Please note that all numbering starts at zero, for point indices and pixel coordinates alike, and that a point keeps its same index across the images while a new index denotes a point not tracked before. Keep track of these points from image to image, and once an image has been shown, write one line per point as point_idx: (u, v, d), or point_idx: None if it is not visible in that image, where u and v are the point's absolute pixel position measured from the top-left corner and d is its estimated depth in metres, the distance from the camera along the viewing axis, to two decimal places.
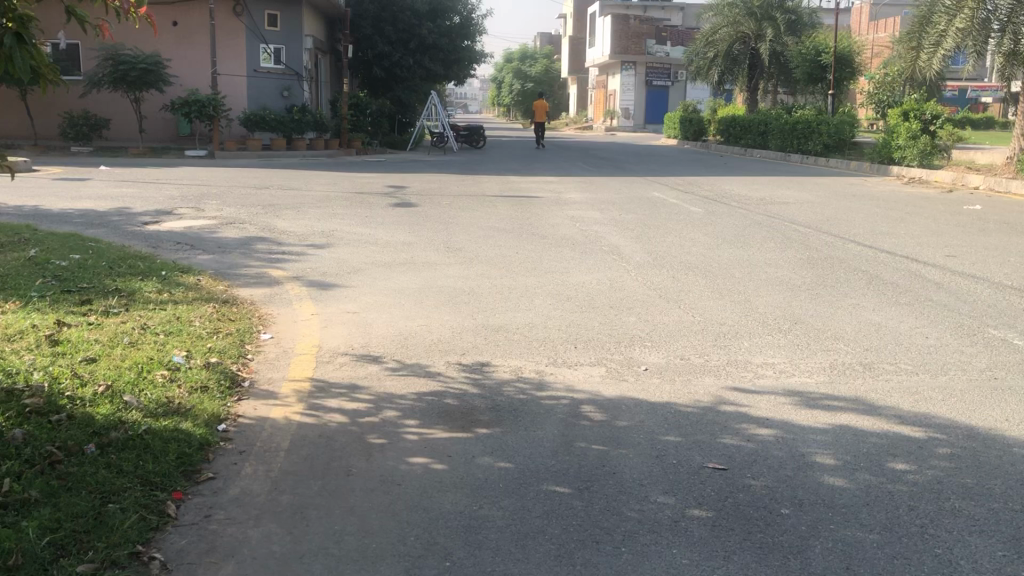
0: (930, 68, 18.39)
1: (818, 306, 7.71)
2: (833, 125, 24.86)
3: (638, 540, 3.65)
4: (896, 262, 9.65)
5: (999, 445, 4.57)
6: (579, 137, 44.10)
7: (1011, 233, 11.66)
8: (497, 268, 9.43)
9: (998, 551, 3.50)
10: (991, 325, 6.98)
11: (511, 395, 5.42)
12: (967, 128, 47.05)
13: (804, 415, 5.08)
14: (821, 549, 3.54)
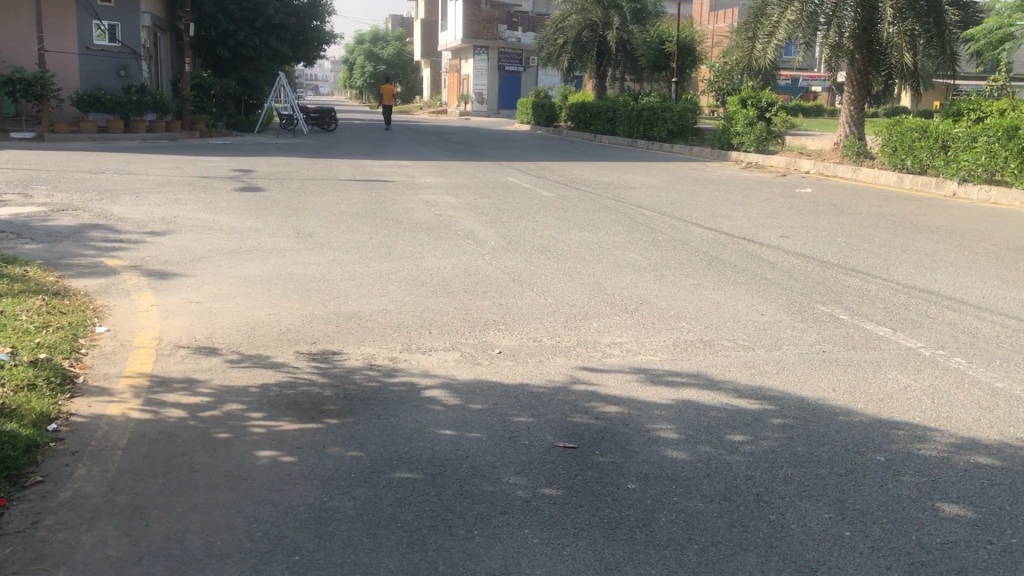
0: (765, 57, 19.32)
1: (663, 286, 7.98)
2: (677, 112, 25.75)
3: (490, 522, 3.68)
4: (734, 243, 10.14)
5: (828, 414, 4.86)
6: (433, 121, 43.89)
7: (839, 215, 12.44)
8: (348, 254, 9.28)
9: (825, 513, 3.73)
10: (820, 301, 7.43)
11: (362, 383, 5.35)
12: (798, 115, 49.90)
13: (649, 391, 5.26)
14: (665, 521, 3.68)
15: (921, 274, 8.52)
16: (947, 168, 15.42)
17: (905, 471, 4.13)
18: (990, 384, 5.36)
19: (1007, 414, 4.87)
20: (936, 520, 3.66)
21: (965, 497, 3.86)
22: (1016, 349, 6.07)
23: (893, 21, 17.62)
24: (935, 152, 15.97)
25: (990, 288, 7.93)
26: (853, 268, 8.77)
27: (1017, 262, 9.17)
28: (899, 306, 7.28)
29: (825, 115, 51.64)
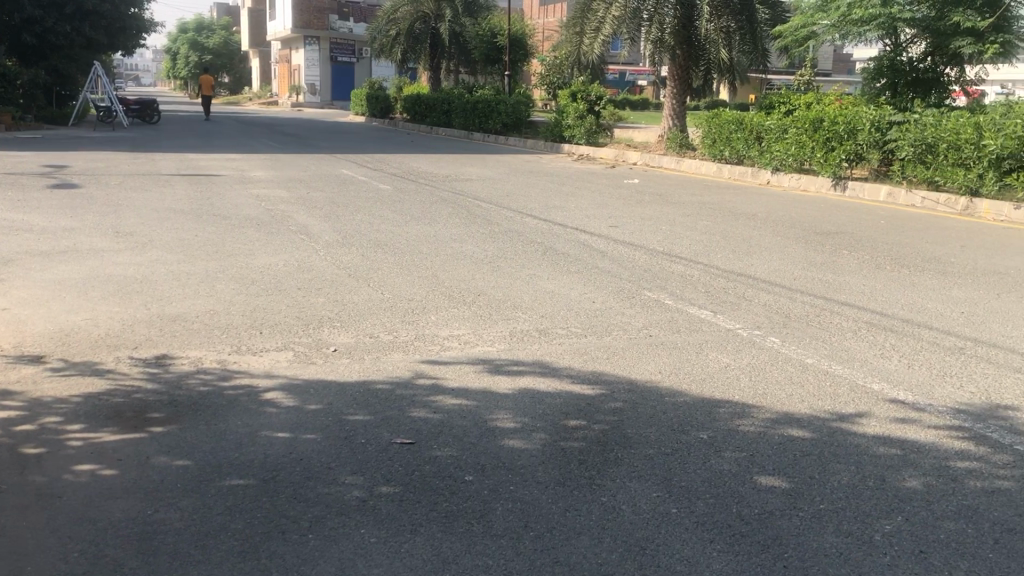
0: (592, 52, 19.67)
1: (499, 278, 8.05)
2: (511, 105, 26.07)
3: (326, 524, 3.61)
4: (566, 233, 10.40)
5: (657, 395, 5.06)
6: (263, 113, 42.53)
7: (665, 204, 12.98)
8: (172, 253, 8.84)
9: (654, 492, 3.89)
10: (647, 288, 7.72)
11: (192, 388, 5.13)
12: (625, 108, 51.68)
13: (487, 382, 5.31)
14: (502, 510, 3.73)
15: (739, 259, 9.00)
16: (762, 158, 16.41)
17: (726, 447, 4.36)
18: (801, 360, 5.73)
19: (816, 387, 5.23)
20: (754, 492, 3.89)
21: (779, 469, 4.11)
22: (823, 327, 6.53)
23: (710, 18, 18.61)
24: (751, 143, 16.92)
25: (800, 271, 8.49)
26: (677, 255, 9.17)
27: (824, 245, 9.86)
28: (720, 290, 7.66)
29: (651, 108, 53.77)
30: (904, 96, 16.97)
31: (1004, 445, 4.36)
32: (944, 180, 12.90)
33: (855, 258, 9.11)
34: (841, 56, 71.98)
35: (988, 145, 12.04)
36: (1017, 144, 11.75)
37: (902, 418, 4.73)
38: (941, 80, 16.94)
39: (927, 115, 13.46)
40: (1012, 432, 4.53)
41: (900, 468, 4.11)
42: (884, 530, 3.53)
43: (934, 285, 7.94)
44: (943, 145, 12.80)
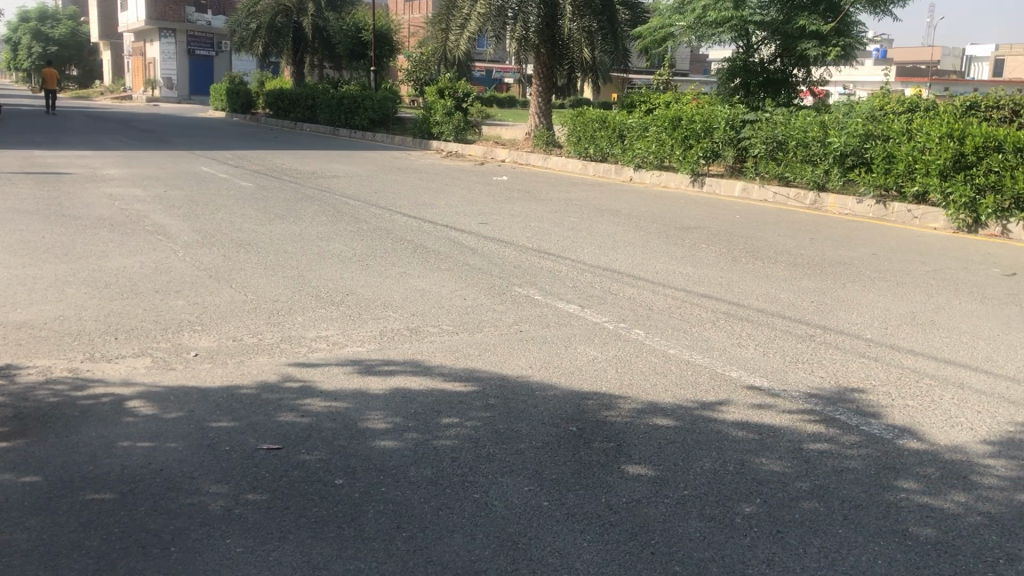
0: (458, 49, 19.61)
1: (368, 277, 7.95)
2: (377, 101, 25.78)
3: (189, 536, 3.48)
4: (435, 230, 10.38)
5: (527, 390, 5.12)
6: (115, 108, 40.55)
7: (532, 201, 13.14)
8: (16, 256, 8.31)
9: (526, 486, 3.93)
10: (516, 284, 7.79)
11: (40, 400, 4.83)
12: (492, 105, 52.03)
13: (357, 383, 5.23)
14: (374, 512, 3.68)
15: (604, 254, 9.21)
16: (625, 155, 16.83)
17: (595, 439, 4.45)
18: (665, 351, 5.91)
19: (678, 376, 5.42)
20: (622, 481, 3.98)
21: (645, 458, 4.23)
22: (684, 318, 6.77)
23: (573, 18, 18.97)
24: (614, 141, 17.33)
25: (663, 264, 8.75)
26: (546, 251, 9.30)
27: (685, 239, 10.20)
28: (587, 285, 7.80)
29: (518, 105, 54.38)
30: (756, 96, 17.75)
31: (852, 427, 4.62)
32: (794, 176, 13.56)
33: (713, 252, 9.46)
34: (698, 58, 74.73)
35: (833, 142, 12.71)
36: (858, 141, 12.46)
37: (758, 404, 4.95)
38: (789, 81, 17.85)
39: (777, 114, 14.11)
40: (859, 413, 4.81)
41: (758, 452, 4.30)
42: (744, 513, 3.68)
43: (786, 276, 8.34)
44: (792, 142, 13.45)
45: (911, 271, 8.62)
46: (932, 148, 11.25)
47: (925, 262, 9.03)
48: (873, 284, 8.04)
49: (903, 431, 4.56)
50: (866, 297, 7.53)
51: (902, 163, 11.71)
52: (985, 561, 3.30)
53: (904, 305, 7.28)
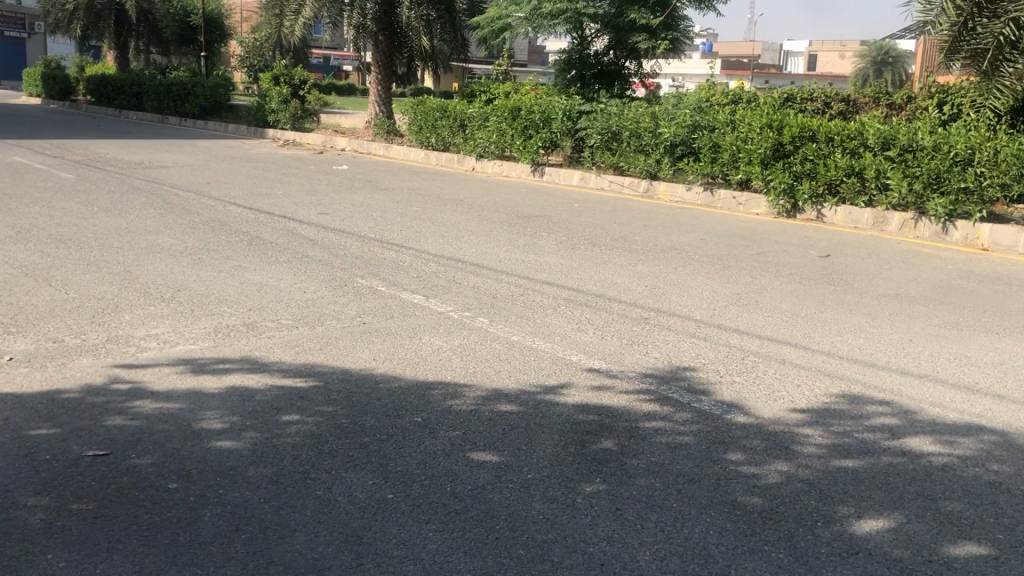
0: (293, 35, 19.01)
1: (202, 271, 7.63)
2: (209, 87, 24.73)
3: (5, 555, 3.23)
4: (273, 221, 10.08)
5: (370, 383, 5.06)
6: None
7: (374, 190, 12.99)
8: None
9: (370, 480, 3.89)
10: (359, 275, 7.68)
11: None
12: (331, 94, 51.09)
13: (191, 382, 5.02)
14: (211, 516, 3.55)
15: (447, 243, 9.22)
16: (466, 144, 16.90)
17: (440, 428, 4.45)
18: (508, 338, 5.98)
19: (521, 362, 5.50)
20: (467, 469, 4.01)
21: (489, 444, 4.27)
22: (526, 305, 6.87)
23: (411, 6, 18.84)
24: (456, 131, 17.38)
25: (505, 253, 8.85)
26: (389, 241, 9.21)
27: (526, 228, 10.35)
28: (431, 275, 7.79)
29: (358, 94, 53.69)
30: (591, 87, 18.17)
31: (684, 404, 4.83)
32: (628, 165, 14.01)
33: (553, 239, 9.65)
34: (536, 49, 75.91)
35: (664, 133, 13.21)
36: (687, 131, 13.00)
37: (597, 386, 5.10)
38: (621, 74, 18.30)
39: (611, 105, 14.57)
40: (690, 391, 5.04)
41: (597, 433, 4.43)
42: (585, 493, 3.79)
43: (623, 262, 8.62)
44: (626, 132, 13.90)
45: (737, 255, 9.08)
46: (754, 138, 11.87)
47: (750, 246, 9.55)
48: (703, 268, 8.43)
49: (730, 406, 4.81)
50: (696, 280, 7.88)
51: (727, 153, 12.30)
52: (805, 524, 3.53)
53: (731, 287, 7.67)
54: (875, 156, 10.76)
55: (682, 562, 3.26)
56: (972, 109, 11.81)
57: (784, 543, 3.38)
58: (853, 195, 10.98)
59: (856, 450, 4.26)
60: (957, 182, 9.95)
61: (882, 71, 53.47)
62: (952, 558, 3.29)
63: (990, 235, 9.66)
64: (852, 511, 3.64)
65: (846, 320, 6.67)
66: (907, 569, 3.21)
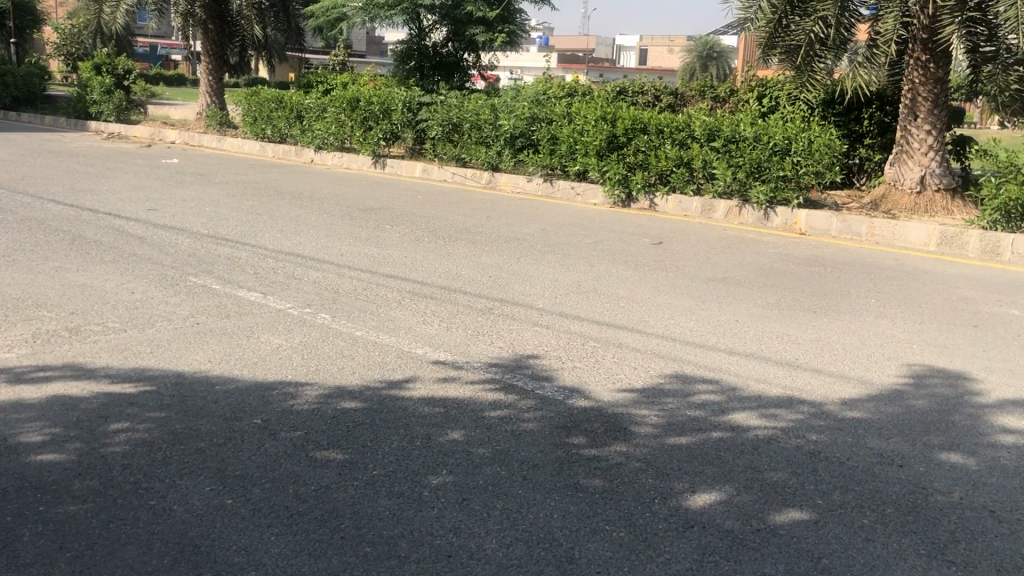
0: (116, 22, 18.03)
1: (16, 274, 7.09)
2: (20, 77, 22.97)
3: None
4: (96, 219, 9.49)
5: (205, 386, 4.86)
6: None
7: (207, 184, 12.47)
8: None
9: (207, 486, 3.74)
10: (191, 273, 7.35)
11: None
12: (158, 85, 48.74)
13: (6, 393, 4.67)
14: (32, 535, 3.32)
15: (286, 238, 8.98)
16: (304, 137, 16.49)
17: (281, 429, 4.34)
18: (350, 333, 5.89)
19: (365, 358, 5.43)
20: (310, 468, 3.92)
21: (333, 442, 4.20)
22: (370, 299, 6.79)
23: None
24: (292, 122, 16.93)
25: (346, 247, 8.70)
26: (224, 237, 8.87)
27: (368, 220, 10.22)
28: (269, 271, 7.57)
29: (188, 84, 51.42)
30: (430, 79, 18.12)
31: (528, 391, 4.92)
32: (469, 157, 14.05)
33: (396, 232, 9.57)
34: (374, 39, 74.97)
35: (503, 124, 13.34)
36: (526, 124, 13.20)
37: (442, 378, 5.11)
38: (460, 65, 18.39)
39: (451, 97, 14.61)
40: (533, 378, 5.13)
41: (442, 425, 4.43)
42: (431, 485, 3.78)
43: (465, 253, 8.65)
44: (466, 124, 13.95)
45: (576, 244, 9.29)
46: (590, 130, 12.18)
47: (589, 235, 9.79)
48: (544, 258, 8.57)
49: (572, 391, 4.92)
50: (538, 269, 8.01)
51: (564, 145, 12.55)
52: (643, 501, 3.67)
53: (571, 275, 7.84)
54: (702, 147, 11.25)
55: (528, 547, 3.31)
56: (788, 102, 12.56)
57: (625, 522, 3.50)
58: (683, 184, 11.45)
59: (689, 427, 4.46)
60: (776, 170, 10.56)
61: (707, 64, 56.13)
62: (777, 525, 3.50)
63: (806, 221, 10.32)
64: (687, 486, 3.81)
65: (679, 304, 6.96)
66: (738, 539, 3.39)
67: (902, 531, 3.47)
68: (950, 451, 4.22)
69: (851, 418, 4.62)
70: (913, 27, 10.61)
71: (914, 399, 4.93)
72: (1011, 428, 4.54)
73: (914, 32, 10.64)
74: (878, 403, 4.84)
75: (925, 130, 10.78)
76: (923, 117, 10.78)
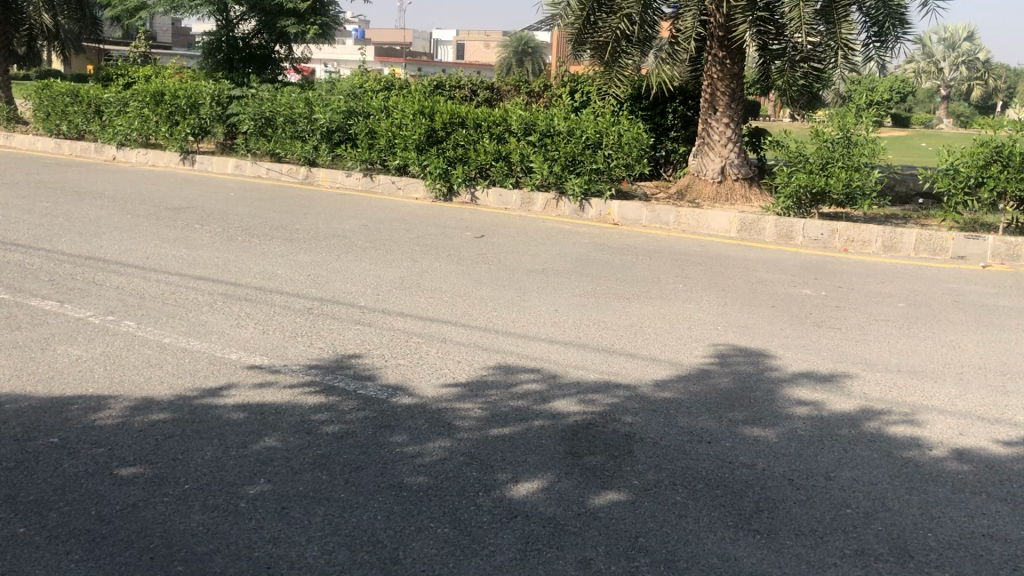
0: None
1: None
2: None
3: None
4: None
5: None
6: None
7: None
8: None
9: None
10: None
11: None
12: None
13: None
14: None
15: (87, 241, 8.40)
16: (104, 132, 15.49)
17: (81, 447, 4.04)
18: (158, 341, 5.58)
19: (175, 366, 5.15)
20: (114, 487, 3.67)
21: (140, 458, 3.95)
22: (180, 303, 6.46)
23: None
24: (90, 117, 15.85)
25: (154, 248, 8.24)
26: (13, 242, 8.18)
27: (178, 220, 9.72)
28: (66, 277, 7.05)
29: None
30: (240, 72, 17.48)
31: (350, 392, 4.82)
32: (284, 151, 13.65)
33: (208, 232, 9.15)
34: (179, 30, 71.49)
35: (319, 119, 13.03)
36: (342, 118, 12.95)
37: (259, 383, 4.92)
38: (272, 57, 17.83)
39: (262, 90, 14.11)
40: (355, 378, 5.04)
41: (260, 432, 4.28)
42: (248, 496, 3.64)
43: (283, 251, 8.40)
44: (280, 118, 13.54)
45: (398, 239, 9.21)
46: (408, 125, 12.09)
47: (409, 230, 9.74)
48: (365, 254, 8.44)
49: (395, 389, 4.88)
50: (359, 266, 7.88)
51: (382, 139, 12.41)
52: (466, 495, 3.68)
53: (392, 271, 7.77)
54: (518, 141, 11.40)
55: (351, 551, 3.24)
56: (598, 97, 12.96)
57: (450, 518, 3.49)
58: (501, 178, 11.60)
59: (511, 418, 4.51)
60: (590, 164, 10.89)
61: (523, 59, 57.19)
62: (596, 508, 3.60)
63: (619, 211, 10.71)
64: (509, 476, 3.85)
65: (500, 296, 7.04)
66: (559, 525, 3.46)
67: (711, 505, 3.65)
68: (752, 425, 4.49)
69: (663, 399, 4.83)
70: (710, 25, 11.19)
71: (719, 377, 5.21)
72: (805, 399, 4.88)
73: (711, 30, 11.22)
74: (687, 383, 5.08)
75: (725, 123, 11.42)
76: (721, 111, 11.42)
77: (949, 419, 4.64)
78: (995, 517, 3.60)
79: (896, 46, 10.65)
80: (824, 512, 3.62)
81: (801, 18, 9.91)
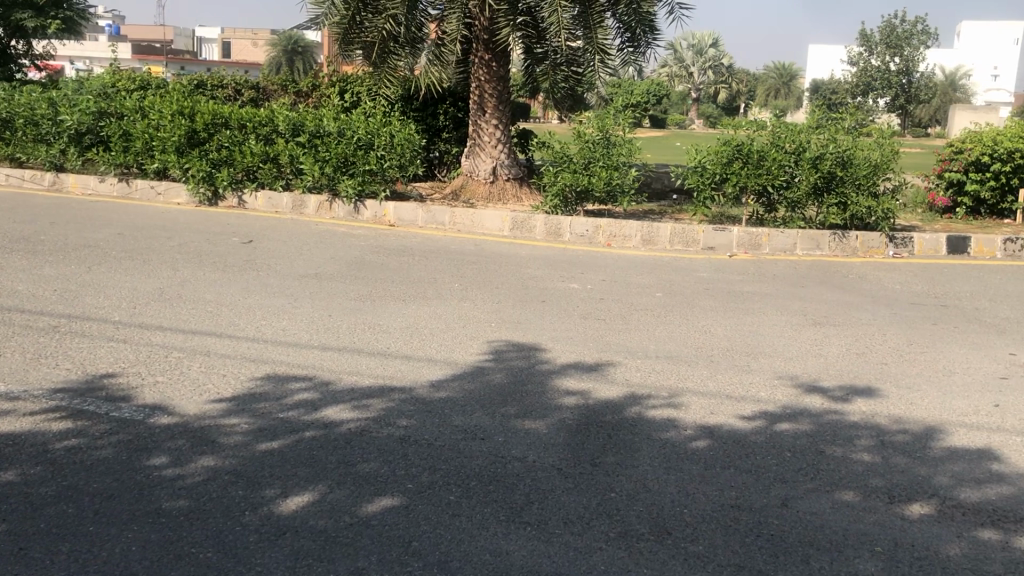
0: None
1: None
2: None
3: None
4: None
5: None
6: None
7: None
8: None
9: None
10: None
11: None
12: None
13: None
14: None
15: None
16: None
17: None
18: None
19: None
20: None
21: None
22: None
23: None
24: None
25: None
26: None
27: None
28: None
29: None
30: None
31: (102, 415, 4.46)
32: (27, 156, 12.50)
33: None
34: None
35: (65, 120, 12.02)
36: (92, 119, 12.02)
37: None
38: (8, 54, 16.27)
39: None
40: (108, 400, 4.67)
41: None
42: None
43: (24, 265, 7.67)
44: (20, 120, 12.37)
45: (158, 247, 8.67)
46: (166, 126, 11.40)
47: (171, 237, 9.20)
48: (120, 265, 7.88)
49: (154, 408, 4.57)
50: (113, 278, 7.34)
51: (139, 141, 11.64)
52: (231, 515, 3.50)
53: (150, 282, 7.29)
54: (287, 142, 11.06)
55: None
56: (368, 98, 12.83)
57: (212, 541, 3.31)
58: (271, 180, 11.22)
59: (280, 430, 4.35)
60: (362, 165, 10.75)
61: (293, 58, 55.83)
62: (368, 516, 3.53)
63: (394, 212, 10.66)
64: (278, 491, 3.71)
65: (269, 303, 6.79)
66: (331, 537, 3.37)
67: (483, 502, 3.69)
68: (523, 419, 4.59)
69: (437, 398, 4.83)
70: (475, 28, 11.38)
71: (492, 373, 5.30)
72: (573, 389, 5.06)
73: (476, 33, 11.41)
74: (461, 382, 5.12)
75: (493, 124, 11.66)
76: (490, 112, 11.65)
77: (702, 399, 4.96)
78: (741, 488, 3.89)
79: (647, 51, 11.30)
80: (590, 497, 3.75)
81: (559, 23, 10.31)
